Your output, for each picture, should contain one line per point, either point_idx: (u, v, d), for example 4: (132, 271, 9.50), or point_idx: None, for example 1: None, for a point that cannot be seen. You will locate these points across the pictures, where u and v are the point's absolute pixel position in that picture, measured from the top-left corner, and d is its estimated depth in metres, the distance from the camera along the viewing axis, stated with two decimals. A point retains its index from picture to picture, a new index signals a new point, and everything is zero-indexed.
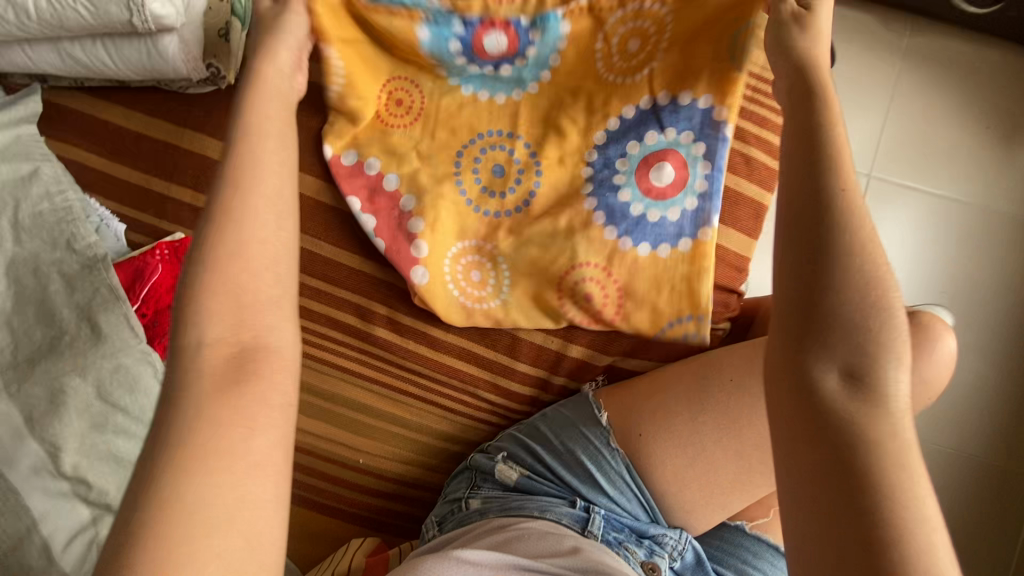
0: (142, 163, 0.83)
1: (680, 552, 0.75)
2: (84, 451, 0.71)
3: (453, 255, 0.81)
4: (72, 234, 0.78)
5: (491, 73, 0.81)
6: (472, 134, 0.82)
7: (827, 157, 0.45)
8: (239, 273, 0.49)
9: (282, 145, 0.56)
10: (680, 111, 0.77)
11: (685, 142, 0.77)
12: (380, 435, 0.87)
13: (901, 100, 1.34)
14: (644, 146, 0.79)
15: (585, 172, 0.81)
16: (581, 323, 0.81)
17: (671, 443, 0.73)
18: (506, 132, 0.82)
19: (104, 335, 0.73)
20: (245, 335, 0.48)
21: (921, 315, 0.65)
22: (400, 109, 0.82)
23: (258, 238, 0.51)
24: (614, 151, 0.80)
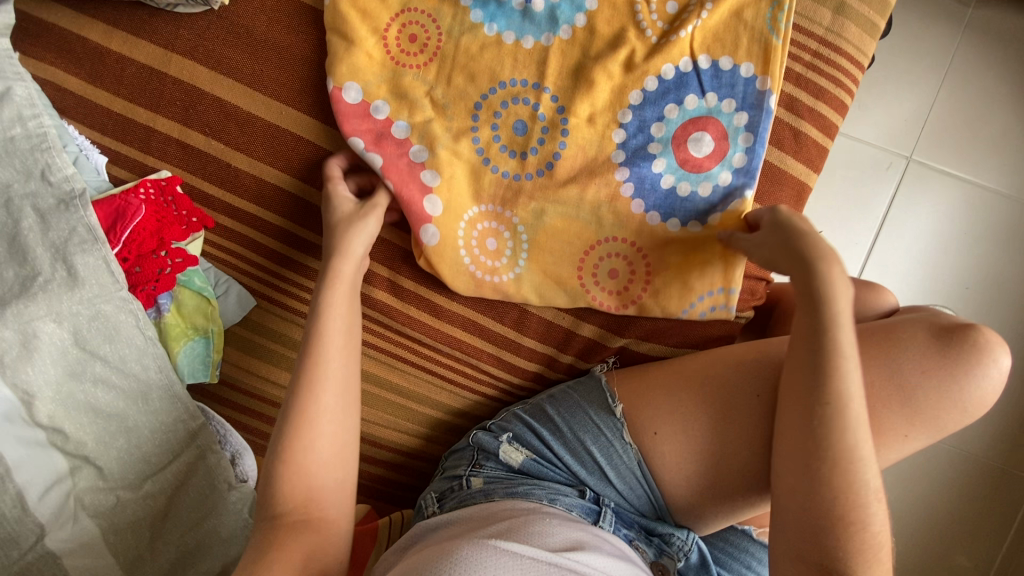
0: (125, 89, 0.74)
1: (687, 554, 0.72)
2: (60, 400, 0.68)
3: (469, 219, 0.74)
4: (47, 164, 0.71)
5: (521, 7, 0.72)
6: (493, 83, 0.73)
7: (832, 396, 0.57)
8: (314, 454, 0.63)
9: (349, 327, 0.68)
10: (722, 78, 0.72)
11: (727, 111, 0.72)
12: (375, 402, 0.84)
13: (955, 81, 1.24)
14: (683, 111, 0.72)
15: (617, 137, 0.73)
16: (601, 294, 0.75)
17: (683, 436, 0.69)
18: (532, 83, 0.73)
19: (80, 278, 0.68)
20: (311, 511, 0.63)
21: (985, 330, 0.62)
22: (414, 46, 0.73)
23: (333, 406, 0.65)
24: (652, 114, 0.73)
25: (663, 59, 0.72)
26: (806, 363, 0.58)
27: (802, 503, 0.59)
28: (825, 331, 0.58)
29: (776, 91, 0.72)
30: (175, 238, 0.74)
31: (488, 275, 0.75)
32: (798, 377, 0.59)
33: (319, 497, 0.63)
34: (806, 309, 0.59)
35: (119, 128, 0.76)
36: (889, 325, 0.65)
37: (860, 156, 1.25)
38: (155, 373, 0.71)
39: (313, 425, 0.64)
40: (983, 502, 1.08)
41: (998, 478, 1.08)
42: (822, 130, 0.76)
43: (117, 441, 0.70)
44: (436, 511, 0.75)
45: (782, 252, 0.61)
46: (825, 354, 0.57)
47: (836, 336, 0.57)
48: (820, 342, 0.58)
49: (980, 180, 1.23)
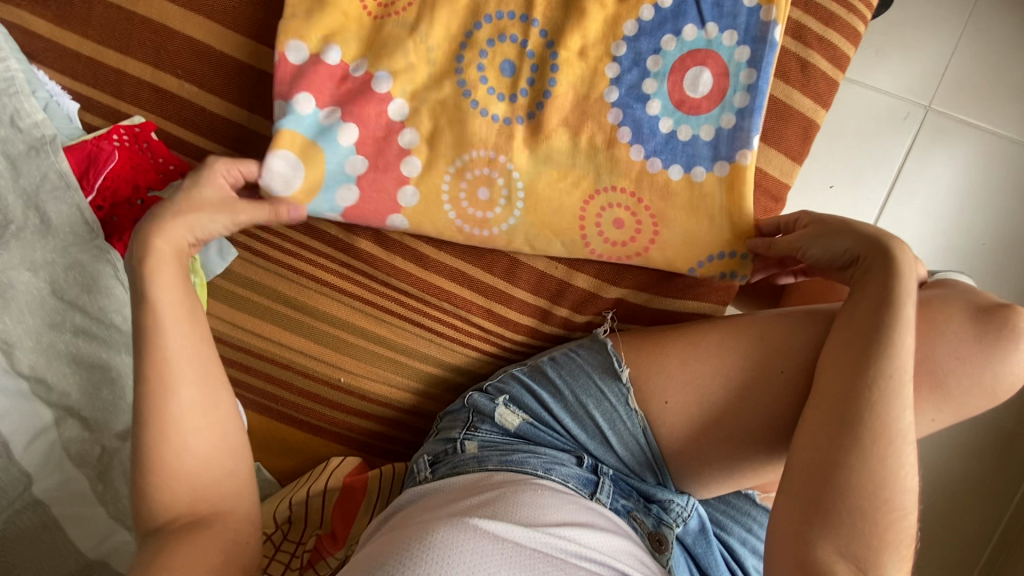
0: (93, 31, 0.71)
1: (685, 520, 0.69)
2: (41, 352, 0.67)
3: (458, 168, 0.69)
4: (16, 110, 0.69)
5: None
6: (478, 18, 0.69)
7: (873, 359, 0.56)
8: (188, 460, 0.59)
9: (189, 316, 0.61)
10: (724, 6, 0.67)
11: (728, 43, 0.67)
12: (363, 357, 0.80)
13: (977, 22, 1.16)
14: (681, 42, 0.67)
15: (611, 72, 0.68)
16: (606, 244, 0.71)
17: (689, 396, 0.66)
18: (520, 16, 0.69)
19: (54, 227, 0.67)
20: (202, 508, 0.60)
21: (1022, 312, 0.58)
22: None
23: (196, 402, 0.60)
24: (647, 46, 0.68)
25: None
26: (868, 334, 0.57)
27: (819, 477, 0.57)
28: (892, 305, 0.57)
29: (781, 21, 0.67)
30: (149, 184, 0.71)
31: (478, 227, 0.71)
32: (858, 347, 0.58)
33: (209, 495, 0.61)
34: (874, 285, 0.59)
35: (90, 72, 0.72)
36: (924, 303, 0.61)
37: (876, 106, 1.19)
38: (136, 324, 0.70)
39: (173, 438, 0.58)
40: (990, 464, 1.06)
41: (1008, 439, 1.05)
42: (833, 61, 0.71)
43: (100, 393, 0.69)
44: (428, 477, 0.72)
45: (851, 241, 0.62)
46: (887, 327, 0.57)
47: (900, 308, 0.57)
48: (886, 313, 0.57)
49: (1004, 129, 1.17)
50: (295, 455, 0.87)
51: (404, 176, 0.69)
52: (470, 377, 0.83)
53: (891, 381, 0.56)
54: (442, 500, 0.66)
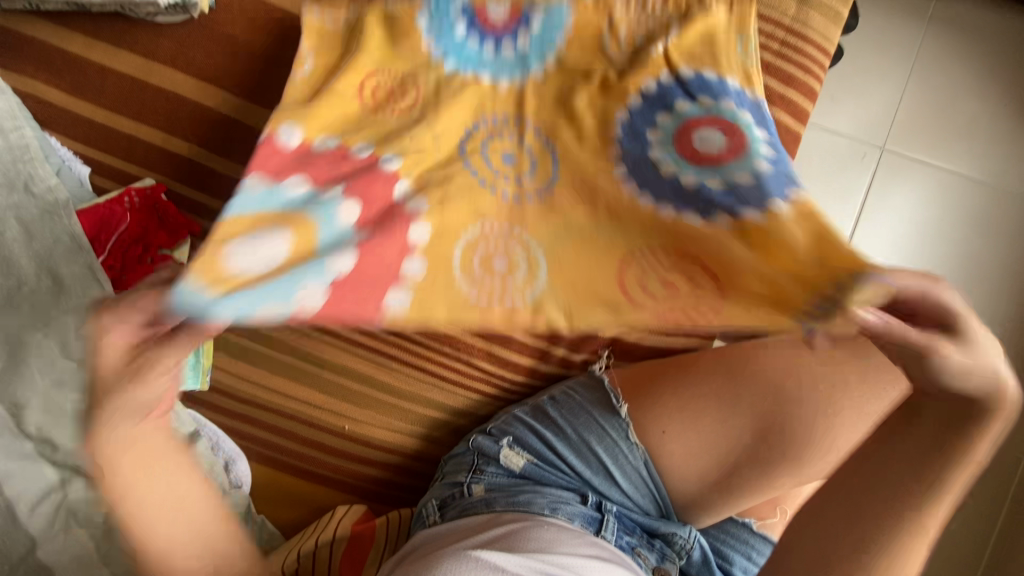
0: (106, 99, 0.75)
1: (688, 552, 0.71)
2: (49, 412, 0.67)
3: (470, 240, 0.56)
4: (30, 176, 0.71)
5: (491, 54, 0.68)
6: (480, 104, 0.66)
7: (883, 400, 0.59)
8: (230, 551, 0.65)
9: None
10: (710, 86, 0.65)
11: (728, 107, 0.63)
12: (368, 404, 0.82)
13: (920, 72, 1.28)
14: (674, 115, 0.63)
15: (614, 151, 0.62)
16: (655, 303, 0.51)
17: (684, 426, 0.69)
18: (512, 118, 0.65)
19: (67, 286, 0.68)
20: None
21: None
22: (382, 97, 0.65)
23: None
24: (643, 121, 0.64)
25: (643, 73, 0.66)
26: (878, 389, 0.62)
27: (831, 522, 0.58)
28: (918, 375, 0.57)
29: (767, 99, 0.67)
30: (161, 244, 0.75)
31: (500, 297, 0.52)
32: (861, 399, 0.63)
33: None
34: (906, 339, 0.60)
35: (102, 138, 0.76)
36: None
37: (834, 148, 1.29)
38: None
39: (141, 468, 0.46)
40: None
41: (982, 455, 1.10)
42: (795, 116, 0.79)
43: None
44: (437, 520, 0.74)
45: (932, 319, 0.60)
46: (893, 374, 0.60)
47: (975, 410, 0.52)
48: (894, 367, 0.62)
49: (953, 167, 1.27)
50: (299, 505, 0.87)
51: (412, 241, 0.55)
52: (473, 418, 0.85)
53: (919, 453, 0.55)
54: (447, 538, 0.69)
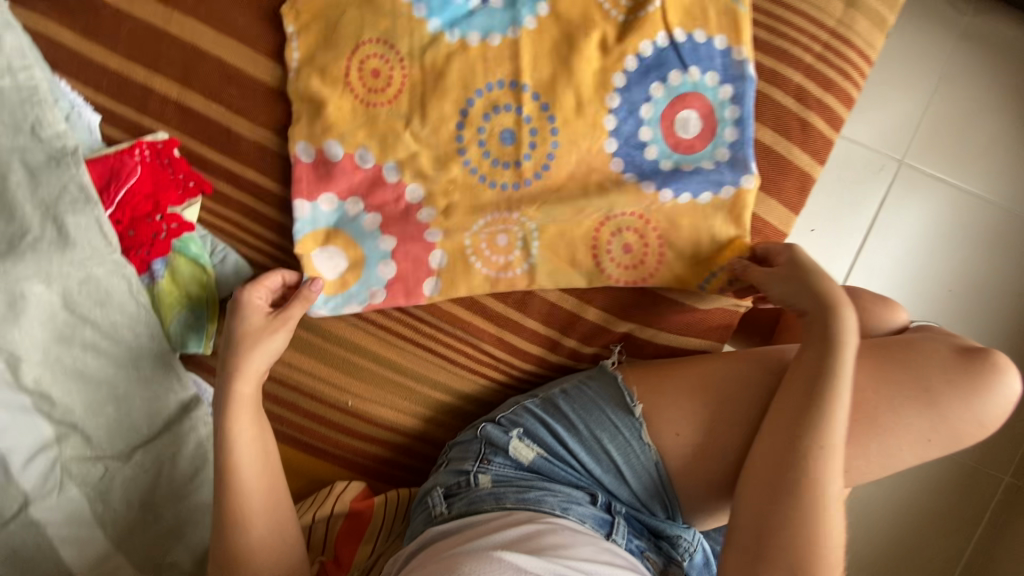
0: (122, 46, 0.72)
1: (691, 555, 0.72)
2: (48, 365, 0.65)
3: (480, 228, 0.72)
4: (38, 119, 0.68)
5: (478, 7, 0.70)
6: (469, 94, 0.70)
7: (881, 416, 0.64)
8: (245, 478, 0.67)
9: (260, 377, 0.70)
10: (699, 51, 0.69)
11: (709, 85, 0.69)
12: (375, 379, 0.80)
13: (947, 87, 1.27)
14: (669, 88, 0.69)
15: (609, 123, 0.70)
16: (616, 266, 0.73)
17: (697, 432, 0.70)
18: (510, 82, 0.69)
19: (72, 240, 0.65)
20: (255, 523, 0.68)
21: (996, 353, 0.65)
22: (379, 81, 0.70)
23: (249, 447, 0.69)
24: (640, 93, 0.69)
25: (639, 36, 0.69)
26: (930, 422, 0.63)
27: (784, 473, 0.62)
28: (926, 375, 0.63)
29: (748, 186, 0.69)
30: (171, 203, 0.72)
31: (501, 273, 0.73)
32: (906, 424, 0.63)
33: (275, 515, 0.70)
34: (992, 372, 0.62)
35: (114, 86, 0.73)
36: (909, 338, 0.67)
37: (853, 155, 1.27)
38: (146, 340, 0.69)
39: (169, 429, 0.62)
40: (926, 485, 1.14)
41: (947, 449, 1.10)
42: (830, 122, 0.77)
43: (106, 410, 0.67)
44: (445, 512, 0.73)
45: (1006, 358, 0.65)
46: (911, 390, 0.63)
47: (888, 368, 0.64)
48: (821, 329, 0.63)
49: (970, 187, 1.26)
50: (297, 476, 0.85)
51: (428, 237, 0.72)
52: (480, 404, 0.84)
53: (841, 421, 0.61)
54: (466, 532, 0.68)
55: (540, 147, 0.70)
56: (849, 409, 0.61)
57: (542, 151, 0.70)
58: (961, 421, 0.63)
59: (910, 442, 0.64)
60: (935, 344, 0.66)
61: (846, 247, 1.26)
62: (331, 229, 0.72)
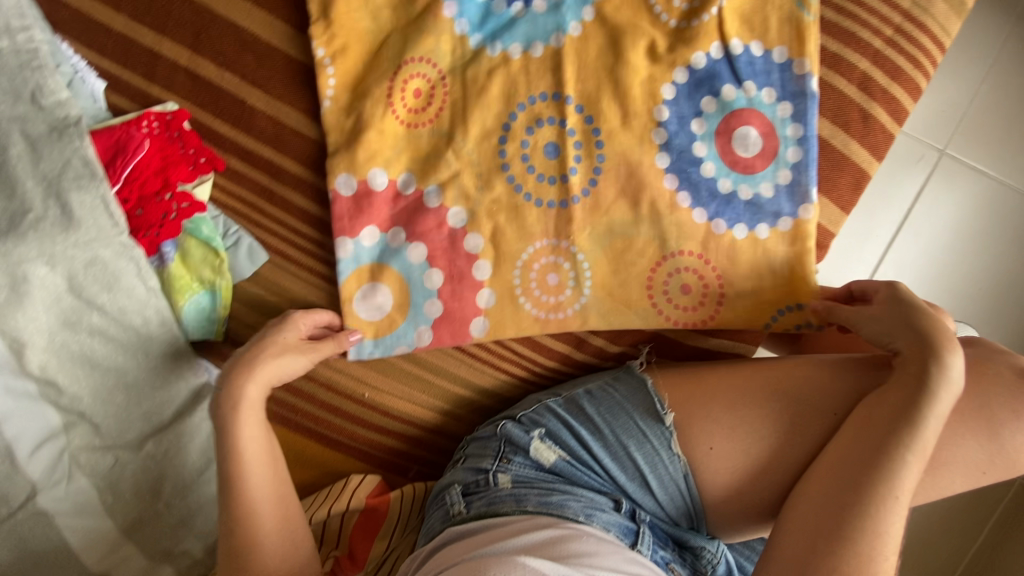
0: (130, 6, 0.67)
1: (715, 566, 0.70)
2: (54, 352, 0.62)
3: (527, 259, 0.73)
4: (38, 85, 0.63)
5: (522, 15, 0.67)
6: (512, 107, 0.69)
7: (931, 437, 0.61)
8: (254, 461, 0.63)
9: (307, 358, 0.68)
10: (755, 65, 0.68)
11: (767, 101, 0.69)
12: (393, 372, 0.77)
13: (1000, 77, 1.19)
14: (721, 103, 0.69)
15: (658, 139, 0.69)
16: (675, 307, 0.74)
17: (731, 443, 0.67)
18: (553, 95, 0.69)
19: (77, 219, 0.61)
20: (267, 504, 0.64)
21: None
22: (420, 101, 0.69)
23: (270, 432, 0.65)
24: (689, 108, 0.69)
25: (690, 48, 0.68)
26: (987, 454, 0.62)
27: (847, 479, 0.60)
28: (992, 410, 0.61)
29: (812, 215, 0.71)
30: (181, 179, 0.67)
31: (552, 312, 0.74)
32: (964, 455, 0.62)
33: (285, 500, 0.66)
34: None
35: (119, 50, 0.68)
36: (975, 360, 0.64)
37: (896, 146, 1.20)
38: (156, 327, 0.66)
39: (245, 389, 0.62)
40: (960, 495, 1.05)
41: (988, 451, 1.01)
42: (893, 115, 0.71)
43: (114, 398, 0.64)
44: (463, 511, 0.70)
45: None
46: (978, 417, 0.62)
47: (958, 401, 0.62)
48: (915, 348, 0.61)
49: (1016, 183, 1.20)
50: (311, 467, 0.83)
51: (471, 254, 0.72)
52: (500, 401, 0.81)
53: (912, 432, 0.59)
54: (484, 534, 0.65)
55: (587, 160, 0.70)
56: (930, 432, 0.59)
57: (587, 167, 0.70)
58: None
59: (964, 472, 0.63)
60: (996, 367, 0.63)
61: (882, 243, 1.21)
62: (372, 266, 0.71)
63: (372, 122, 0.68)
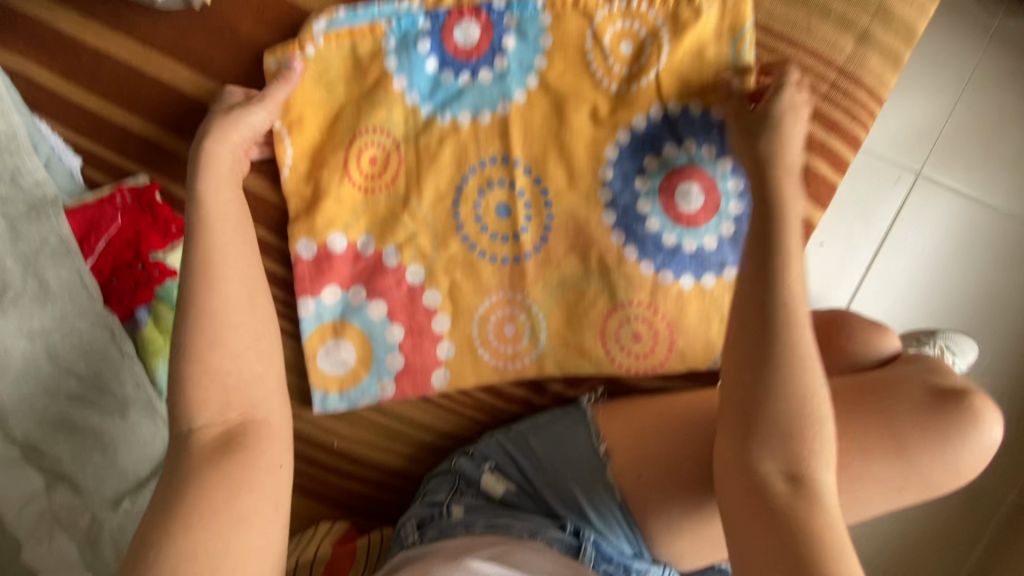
0: (101, 86, 0.71)
1: None
2: (34, 418, 0.65)
3: (483, 312, 0.76)
4: (16, 167, 0.67)
5: (469, 84, 0.70)
6: (463, 172, 0.72)
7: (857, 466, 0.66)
8: (219, 353, 0.58)
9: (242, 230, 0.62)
10: (695, 123, 0.70)
11: (707, 158, 0.71)
12: (356, 420, 0.81)
13: None
14: (663, 162, 0.71)
15: (604, 197, 0.72)
16: (627, 355, 0.77)
17: (660, 472, 0.70)
18: (502, 159, 0.72)
19: (54, 292, 0.66)
20: (231, 417, 0.58)
21: (975, 396, 0.67)
22: (376, 168, 0.72)
23: (231, 296, 0.59)
24: (633, 167, 0.72)
25: (631, 111, 0.70)
26: (902, 471, 0.66)
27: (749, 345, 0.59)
28: (903, 432, 0.66)
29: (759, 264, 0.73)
30: (153, 248, 0.71)
31: (509, 361, 0.77)
32: (878, 473, 0.66)
33: (239, 400, 0.58)
34: (969, 418, 0.66)
35: (94, 128, 0.72)
36: (888, 380, 0.70)
37: (865, 166, 1.11)
38: (131, 389, 0.69)
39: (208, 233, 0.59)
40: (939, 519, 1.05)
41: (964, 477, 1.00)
42: (833, 165, 0.74)
43: (91, 456, 0.68)
44: (416, 541, 0.74)
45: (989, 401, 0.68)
46: (890, 432, 0.66)
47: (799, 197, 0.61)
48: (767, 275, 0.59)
49: (996, 201, 1.10)
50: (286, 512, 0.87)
51: (431, 308, 0.76)
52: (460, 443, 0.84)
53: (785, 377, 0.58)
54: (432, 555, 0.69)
55: (537, 219, 0.73)
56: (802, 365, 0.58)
57: (538, 224, 0.73)
58: (936, 469, 0.66)
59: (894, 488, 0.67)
60: (909, 384, 0.69)
61: None
62: (338, 320, 0.76)
63: (329, 189, 0.72)
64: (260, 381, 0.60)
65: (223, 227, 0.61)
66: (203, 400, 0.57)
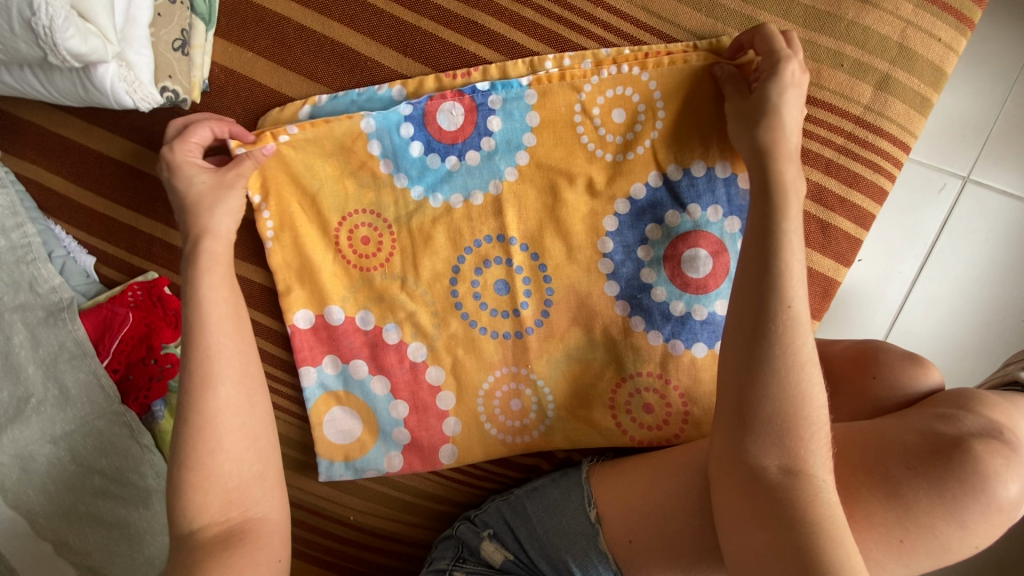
0: (106, 189, 0.72)
1: None
2: (64, 514, 0.69)
3: (488, 387, 0.74)
4: (34, 277, 0.71)
5: (457, 167, 0.69)
6: (459, 252, 0.71)
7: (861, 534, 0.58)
8: (219, 460, 0.58)
9: (241, 330, 0.62)
10: (699, 185, 0.66)
11: (714, 220, 0.66)
12: (366, 495, 0.83)
13: None
14: (665, 230, 0.68)
15: (605, 268, 0.70)
16: (639, 426, 0.74)
17: (655, 551, 0.65)
18: (497, 237, 0.70)
19: (74, 396, 0.70)
20: (234, 515, 0.58)
21: (986, 444, 0.57)
22: (369, 247, 0.72)
23: (231, 400, 0.60)
24: (634, 237, 0.68)
25: (629, 181, 0.67)
26: (897, 519, 0.57)
27: (744, 344, 0.54)
28: (907, 475, 0.57)
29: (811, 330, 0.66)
30: (165, 341, 0.74)
31: (517, 435, 0.76)
32: (868, 525, 0.58)
33: (241, 500, 0.59)
34: (972, 465, 0.56)
35: (102, 227, 0.74)
36: (877, 425, 0.62)
37: (905, 176, 1.00)
38: (152, 479, 0.73)
39: (206, 353, 0.59)
40: None
41: None
42: (857, 221, 0.68)
43: (119, 547, 0.70)
44: None
45: (999, 449, 0.57)
46: (890, 469, 0.59)
47: (789, 190, 0.56)
48: (755, 261, 0.55)
49: None
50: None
51: (433, 385, 0.75)
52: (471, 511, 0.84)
53: (782, 368, 0.53)
54: None
55: (537, 293, 0.71)
56: (802, 362, 0.53)
57: (538, 299, 0.71)
58: (938, 521, 0.56)
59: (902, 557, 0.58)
60: (900, 430, 0.60)
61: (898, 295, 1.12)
62: (339, 393, 0.76)
63: (328, 274, 0.72)
64: (259, 481, 0.61)
65: (222, 332, 0.60)
66: (204, 504, 0.57)
